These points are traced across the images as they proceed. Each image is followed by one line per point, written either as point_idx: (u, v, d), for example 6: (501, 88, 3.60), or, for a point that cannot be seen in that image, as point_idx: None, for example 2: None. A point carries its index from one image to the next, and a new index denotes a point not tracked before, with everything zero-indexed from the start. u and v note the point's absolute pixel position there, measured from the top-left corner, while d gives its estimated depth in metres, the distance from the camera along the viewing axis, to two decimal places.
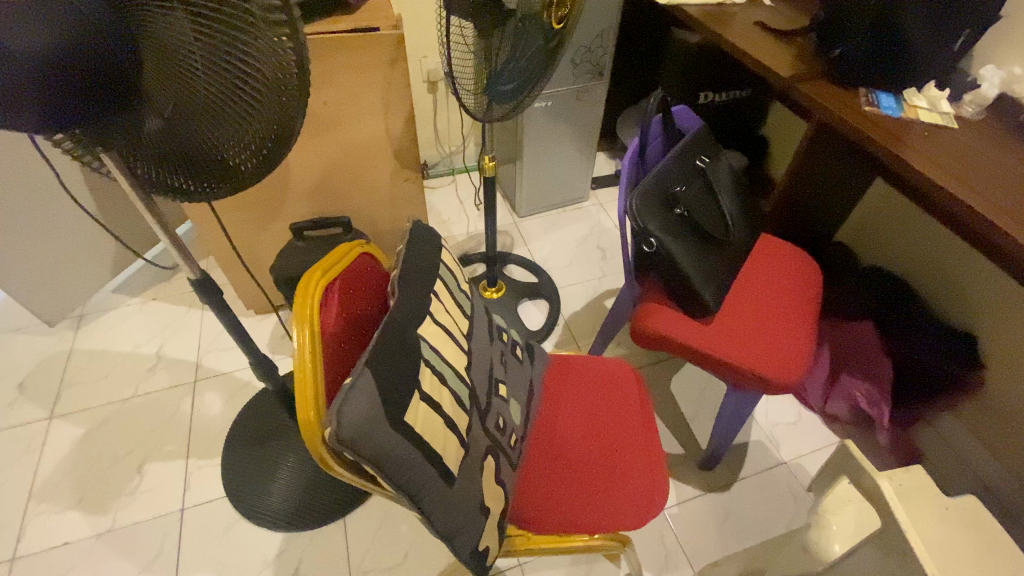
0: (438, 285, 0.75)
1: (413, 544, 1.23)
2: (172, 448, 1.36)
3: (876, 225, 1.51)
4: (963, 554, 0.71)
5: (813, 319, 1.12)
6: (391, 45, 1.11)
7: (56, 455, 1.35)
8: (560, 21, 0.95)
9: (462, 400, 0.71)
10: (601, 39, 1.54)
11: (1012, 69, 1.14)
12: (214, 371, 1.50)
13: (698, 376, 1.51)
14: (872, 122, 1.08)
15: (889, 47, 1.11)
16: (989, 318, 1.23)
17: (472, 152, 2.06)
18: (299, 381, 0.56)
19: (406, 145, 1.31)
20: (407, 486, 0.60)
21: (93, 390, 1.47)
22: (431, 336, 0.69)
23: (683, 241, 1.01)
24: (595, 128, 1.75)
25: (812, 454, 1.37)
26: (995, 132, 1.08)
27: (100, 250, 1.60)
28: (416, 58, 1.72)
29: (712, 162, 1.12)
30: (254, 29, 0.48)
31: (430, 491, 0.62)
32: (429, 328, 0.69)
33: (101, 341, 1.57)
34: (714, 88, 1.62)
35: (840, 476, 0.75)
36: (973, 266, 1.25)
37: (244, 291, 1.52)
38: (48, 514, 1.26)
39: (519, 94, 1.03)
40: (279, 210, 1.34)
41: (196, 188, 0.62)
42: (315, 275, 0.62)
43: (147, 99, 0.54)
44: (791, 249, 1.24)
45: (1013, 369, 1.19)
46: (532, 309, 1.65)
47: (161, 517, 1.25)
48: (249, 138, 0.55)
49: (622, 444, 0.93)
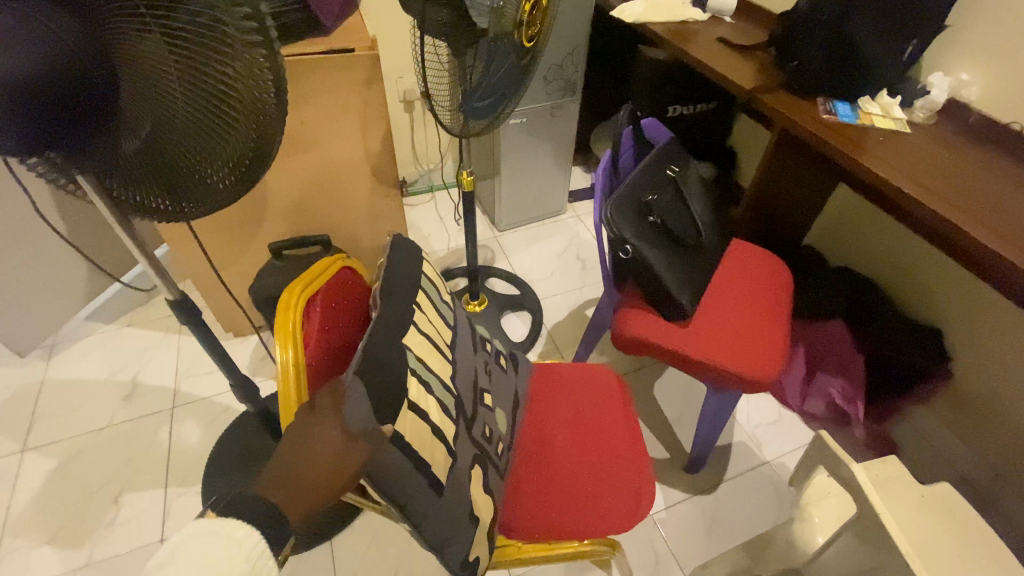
0: (421, 297, 0.76)
1: (402, 563, 1.21)
2: (150, 477, 1.32)
3: (841, 229, 1.56)
4: (939, 548, 0.73)
5: (786, 318, 1.16)
6: (367, 65, 1.14)
7: (30, 488, 1.31)
8: (531, 39, 0.97)
9: (448, 409, 0.72)
10: (572, 57, 1.59)
11: (959, 76, 1.19)
12: (193, 396, 1.48)
13: (680, 380, 1.54)
14: (830, 129, 1.14)
15: (844, 58, 1.17)
16: (952, 311, 1.29)
17: (450, 168, 2.09)
18: (282, 396, 0.58)
19: (384, 163, 1.32)
20: (397, 496, 0.60)
21: (67, 421, 1.43)
22: (416, 345, 0.69)
23: (657, 245, 1.05)
24: (569, 143, 1.79)
25: (793, 452, 1.39)
26: (943, 136, 1.15)
27: (74, 276, 1.57)
28: (393, 78, 1.76)
29: (682, 171, 1.17)
30: (230, 51, 0.49)
31: (420, 501, 0.63)
32: (414, 338, 0.70)
33: (74, 370, 1.53)
34: (682, 101, 1.68)
35: (818, 464, 0.77)
36: (934, 263, 1.31)
37: (222, 312, 1.51)
38: (20, 551, 1.21)
39: (496, 108, 1.06)
40: (258, 230, 1.33)
41: (174, 207, 0.63)
42: (297, 292, 0.62)
43: (125, 121, 0.55)
44: (762, 253, 1.28)
45: (980, 359, 1.24)
46: (515, 321, 1.67)
47: (140, 548, 1.21)
48: (227, 157, 0.56)
49: (607, 449, 0.94)
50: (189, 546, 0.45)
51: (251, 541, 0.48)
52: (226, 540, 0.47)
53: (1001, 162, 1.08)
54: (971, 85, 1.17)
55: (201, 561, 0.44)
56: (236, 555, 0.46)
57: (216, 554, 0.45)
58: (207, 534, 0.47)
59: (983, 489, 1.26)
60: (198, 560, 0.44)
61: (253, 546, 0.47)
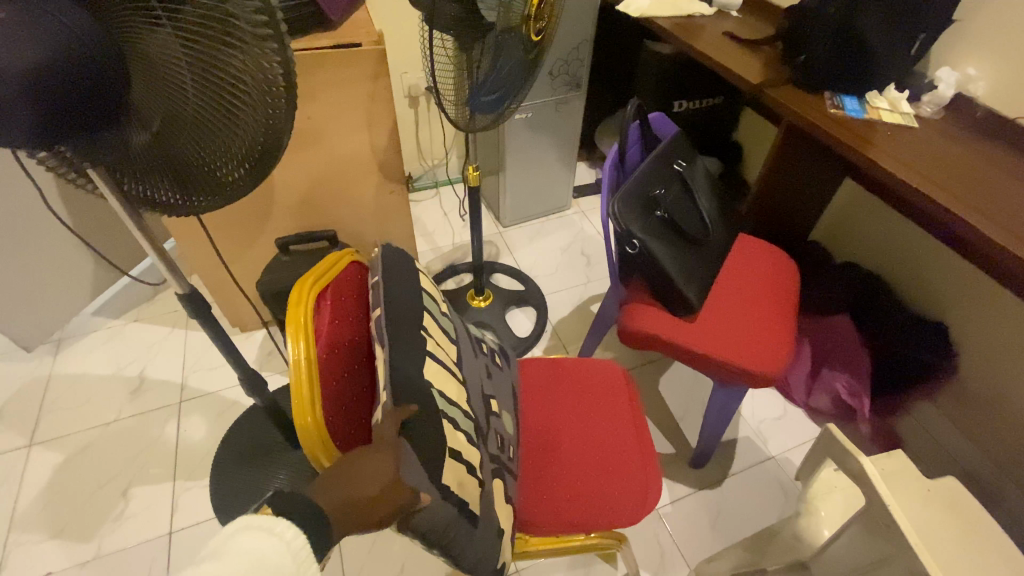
0: (426, 319, 0.70)
1: (408, 555, 1.22)
2: (157, 471, 1.33)
3: (848, 224, 1.56)
4: (942, 541, 0.74)
5: (791, 311, 1.16)
6: (374, 60, 1.14)
7: (38, 482, 1.32)
8: (538, 33, 0.97)
9: (470, 435, 0.68)
10: (577, 52, 1.59)
11: (966, 71, 1.19)
12: (200, 391, 1.48)
13: (685, 375, 1.54)
14: (839, 124, 1.13)
15: (852, 52, 1.17)
16: (958, 307, 1.29)
17: (455, 163, 2.09)
18: (294, 393, 0.57)
19: (391, 158, 1.32)
20: (430, 535, 0.57)
21: (74, 416, 1.44)
22: (434, 376, 0.64)
23: (664, 243, 1.04)
24: (575, 138, 1.79)
25: (799, 447, 1.39)
26: (950, 131, 1.14)
27: (81, 272, 1.58)
28: (398, 73, 1.75)
29: (689, 166, 1.16)
30: (242, 45, 0.49)
31: (457, 535, 0.58)
32: (432, 368, 0.65)
33: (80, 366, 1.54)
34: (687, 96, 1.68)
35: (826, 457, 0.77)
36: (940, 258, 1.31)
37: (229, 307, 1.51)
38: (29, 544, 1.22)
39: (502, 103, 1.05)
40: (264, 225, 1.34)
41: (186, 202, 0.63)
42: (307, 284, 0.63)
43: (138, 114, 0.55)
44: (767, 247, 1.28)
45: (986, 354, 1.24)
46: (520, 317, 1.67)
47: (149, 541, 1.22)
48: (238, 151, 0.56)
49: (614, 442, 0.94)
50: (234, 542, 0.46)
51: (296, 539, 0.48)
52: (271, 537, 0.47)
53: (1009, 157, 1.07)
54: (978, 80, 1.17)
55: (250, 556, 0.45)
56: (282, 551, 0.46)
57: (262, 549, 0.46)
58: (253, 529, 0.47)
59: (990, 485, 1.26)
60: (243, 560, 0.44)
61: (299, 544, 0.47)
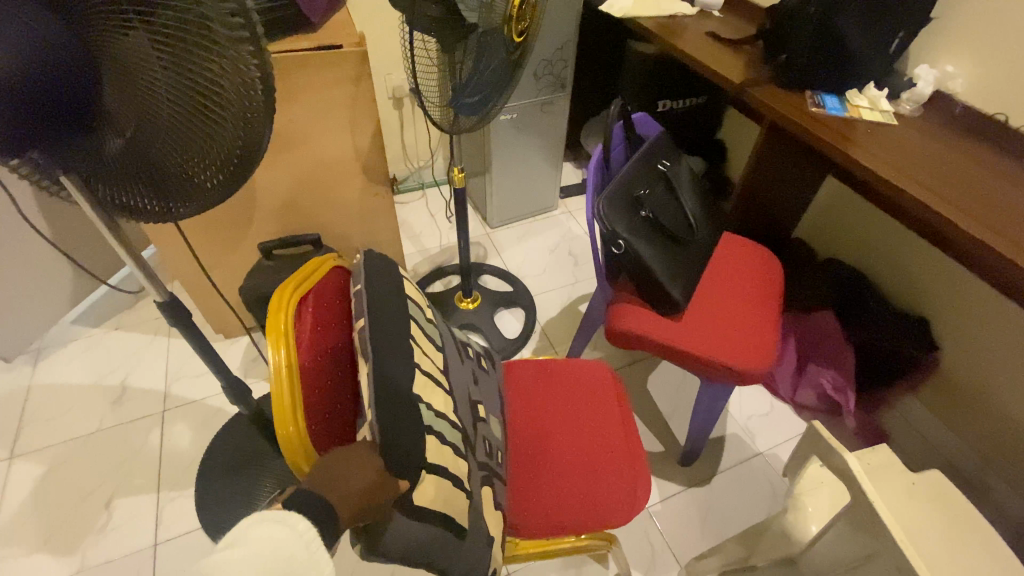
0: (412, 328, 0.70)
1: None
2: (141, 481, 1.31)
3: (831, 222, 1.57)
4: (929, 531, 0.75)
5: (777, 309, 1.17)
6: (355, 63, 1.13)
7: (18, 495, 1.29)
8: (521, 34, 0.96)
9: (458, 447, 0.67)
10: (561, 53, 1.59)
11: (945, 68, 1.20)
12: (183, 399, 1.46)
13: (674, 374, 1.55)
14: (819, 122, 1.14)
15: (831, 52, 1.18)
16: (940, 302, 1.31)
17: (441, 165, 2.08)
18: (276, 401, 0.55)
19: (374, 159, 1.31)
20: (413, 553, 0.56)
21: (54, 426, 1.41)
22: (422, 389, 0.64)
23: (651, 244, 1.05)
24: (560, 138, 1.79)
25: (786, 443, 1.40)
26: (929, 128, 1.16)
27: (59, 280, 1.55)
28: (382, 75, 1.75)
29: (673, 166, 1.17)
30: (216, 49, 0.47)
31: (443, 547, 0.58)
32: (419, 380, 0.64)
33: (60, 375, 1.51)
34: (671, 96, 1.69)
35: (810, 456, 0.77)
36: (920, 253, 1.33)
37: (212, 313, 1.49)
38: (9, 559, 1.20)
39: (485, 104, 1.05)
40: (247, 230, 1.32)
41: (162, 208, 0.62)
42: (287, 292, 0.61)
43: (110, 118, 0.54)
44: (749, 245, 1.29)
45: (967, 348, 1.26)
46: (508, 318, 1.66)
47: (133, 553, 1.20)
48: (214, 157, 0.55)
49: (603, 442, 0.94)
50: (251, 533, 0.43)
51: (307, 530, 0.45)
52: (285, 528, 0.44)
53: (986, 153, 1.09)
54: (957, 77, 1.19)
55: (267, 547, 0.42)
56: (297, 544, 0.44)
57: (278, 541, 0.43)
58: (268, 521, 0.44)
59: (973, 477, 1.28)
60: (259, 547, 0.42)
61: (311, 535, 0.45)
